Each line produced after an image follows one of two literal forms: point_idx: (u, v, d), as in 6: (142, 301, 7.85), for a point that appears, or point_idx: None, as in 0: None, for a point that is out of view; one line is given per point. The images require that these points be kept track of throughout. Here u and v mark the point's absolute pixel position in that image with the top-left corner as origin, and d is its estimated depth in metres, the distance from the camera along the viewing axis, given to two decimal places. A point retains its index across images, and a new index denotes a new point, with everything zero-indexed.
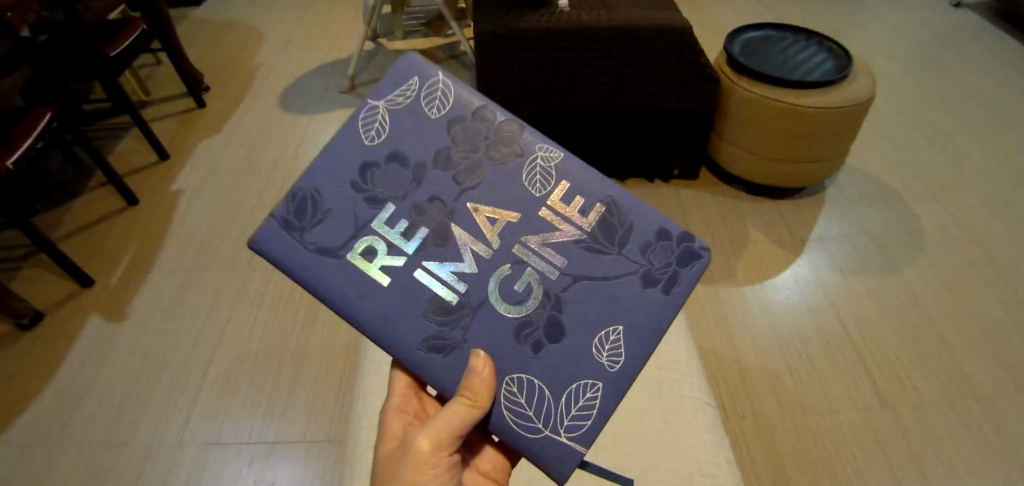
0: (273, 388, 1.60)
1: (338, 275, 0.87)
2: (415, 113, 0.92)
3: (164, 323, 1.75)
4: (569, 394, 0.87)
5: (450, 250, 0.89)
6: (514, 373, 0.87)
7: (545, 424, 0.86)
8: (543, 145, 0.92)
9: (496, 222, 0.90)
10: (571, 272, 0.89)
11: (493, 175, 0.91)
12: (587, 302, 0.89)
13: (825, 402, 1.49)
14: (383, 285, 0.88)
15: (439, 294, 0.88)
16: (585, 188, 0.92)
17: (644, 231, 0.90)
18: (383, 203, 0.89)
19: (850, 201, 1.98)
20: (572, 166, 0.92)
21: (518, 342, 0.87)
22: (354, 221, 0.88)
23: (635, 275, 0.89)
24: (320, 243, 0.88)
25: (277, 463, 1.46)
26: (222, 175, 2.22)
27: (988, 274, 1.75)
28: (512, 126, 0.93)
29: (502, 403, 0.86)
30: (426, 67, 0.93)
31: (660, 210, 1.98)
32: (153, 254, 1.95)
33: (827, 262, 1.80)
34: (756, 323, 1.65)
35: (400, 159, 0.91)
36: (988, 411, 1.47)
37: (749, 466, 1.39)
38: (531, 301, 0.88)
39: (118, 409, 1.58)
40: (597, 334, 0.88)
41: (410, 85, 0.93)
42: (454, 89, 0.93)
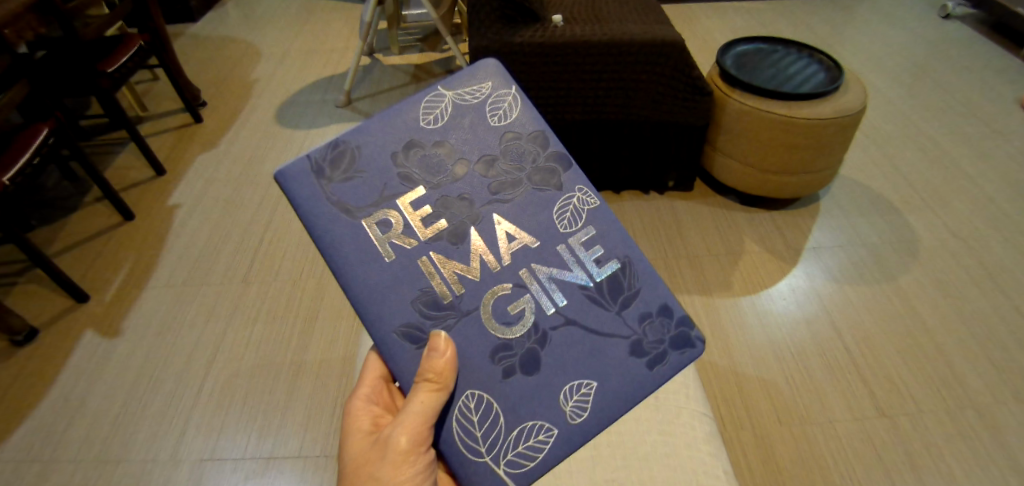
0: (270, 402, 1.59)
1: (348, 235, 0.90)
2: (478, 113, 0.98)
3: (160, 337, 1.75)
4: (522, 430, 0.87)
5: (461, 252, 0.92)
6: (474, 390, 0.87)
7: (488, 453, 0.86)
8: (582, 187, 0.96)
9: (513, 241, 0.93)
10: (566, 313, 0.91)
11: (526, 196, 0.95)
12: (571, 346, 0.90)
13: (822, 411, 1.49)
14: (386, 259, 0.90)
15: (433, 287, 0.90)
16: (611, 240, 0.94)
17: (648, 302, 0.92)
18: (415, 184, 0.94)
19: (844, 211, 2.00)
20: (603, 214, 0.95)
21: (492, 361, 0.88)
22: (381, 190, 0.92)
23: (624, 341, 0.90)
24: (344, 198, 0.91)
25: (272, 479, 1.45)
26: (219, 189, 2.23)
27: (983, 282, 1.76)
28: (558, 161, 0.97)
29: (453, 415, 0.87)
30: (503, 77, 0.99)
31: (654, 221, 1.99)
32: (149, 269, 1.94)
33: (822, 271, 1.81)
34: (752, 332, 1.65)
35: (445, 151, 0.96)
36: (987, 420, 1.47)
37: (747, 477, 1.39)
38: (519, 327, 0.90)
39: (112, 425, 1.57)
40: (570, 381, 0.89)
41: (482, 87, 0.99)
42: (519, 107, 0.98)
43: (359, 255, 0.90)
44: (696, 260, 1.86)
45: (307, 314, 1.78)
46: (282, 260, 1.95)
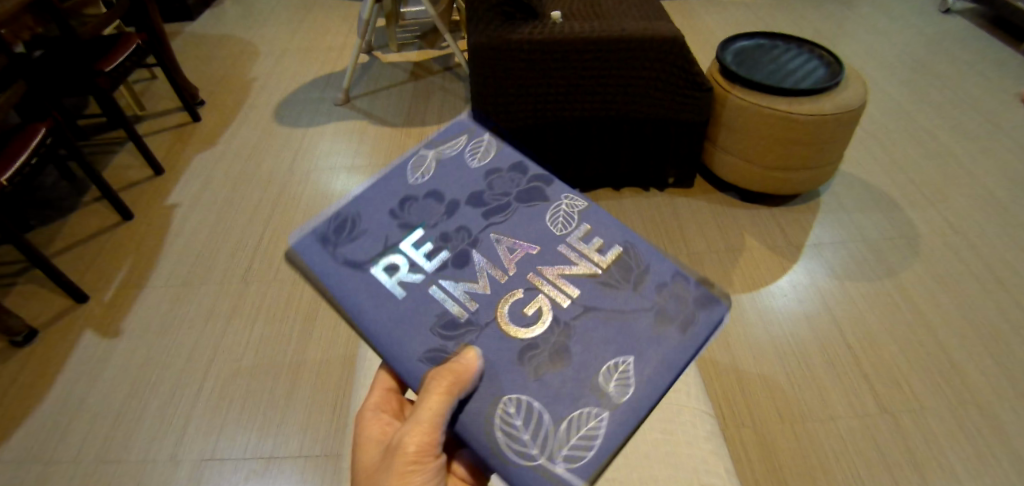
0: (270, 402, 1.59)
1: (356, 289, 0.90)
2: (459, 158, 1.00)
3: (159, 337, 1.74)
4: (570, 421, 0.83)
5: (467, 274, 0.91)
6: (510, 393, 0.85)
7: (541, 451, 0.82)
8: (569, 194, 0.97)
9: (514, 253, 0.92)
10: (583, 302, 0.89)
11: (520, 215, 0.95)
12: (597, 331, 0.88)
13: (824, 408, 1.49)
14: (396, 297, 0.89)
15: (449, 310, 0.89)
16: (611, 231, 0.94)
17: (662, 273, 0.91)
18: (413, 228, 0.94)
19: (845, 207, 1.99)
20: (594, 212, 0.95)
21: (520, 362, 0.86)
22: (383, 242, 0.93)
23: (648, 313, 0.89)
24: (346, 258, 0.92)
25: (273, 479, 1.45)
26: (217, 188, 2.22)
27: (983, 277, 1.76)
28: (542, 179, 0.98)
29: (494, 423, 0.84)
30: (475, 125, 1.04)
31: (654, 218, 1.99)
32: (147, 269, 1.94)
33: (822, 267, 1.81)
34: (753, 329, 1.65)
35: (437, 195, 0.97)
36: (988, 416, 1.46)
37: (748, 474, 1.39)
38: (540, 325, 0.88)
39: (112, 425, 1.56)
40: (605, 363, 0.86)
41: (458, 138, 1.02)
42: (496, 145, 1.02)
43: (368, 299, 0.89)
44: (697, 257, 1.85)
45: (306, 313, 1.78)
46: (281, 259, 1.94)
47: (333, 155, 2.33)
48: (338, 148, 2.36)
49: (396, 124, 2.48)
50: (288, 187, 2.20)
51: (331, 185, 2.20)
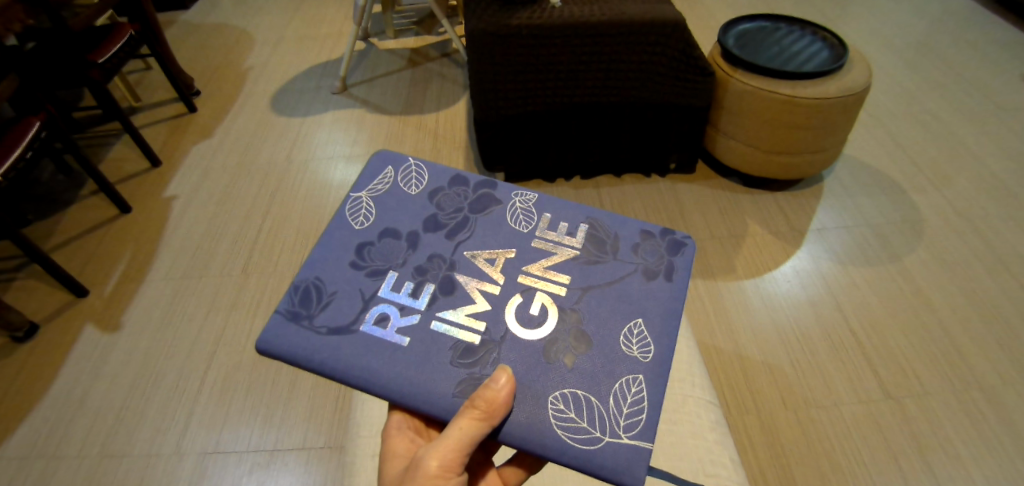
0: (272, 394, 1.58)
1: (357, 351, 0.94)
2: (397, 192, 1.08)
3: (161, 331, 1.74)
4: (616, 395, 0.92)
5: (459, 297, 0.98)
6: (555, 391, 0.92)
7: (603, 430, 0.90)
8: (517, 193, 1.08)
9: (495, 261, 1.01)
10: (578, 286, 0.99)
11: (482, 225, 1.05)
12: (600, 306, 0.98)
13: (828, 394, 1.48)
14: (403, 346, 0.94)
15: (461, 339, 0.95)
16: (569, 216, 1.07)
17: (630, 235, 1.04)
18: (384, 273, 1.00)
19: (849, 191, 1.97)
20: (545, 201, 1.08)
21: (548, 360, 0.94)
22: (361, 296, 0.98)
23: (636, 273, 1.01)
24: (332, 325, 0.96)
25: (277, 471, 1.45)
26: (215, 180, 2.20)
27: (988, 260, 1.75)
28: (486, 187, 1.09)
29: (552, 423, 0.90)
30: (396, 158, 1.13)
31: (656, 205, 1.97)
32: (147, 262, 1.93)
33: (826, 252, 1.79)
34: (756, 316, 1.64)
35: (392, 234, 1.04)
36: (992, 399, 1.46)
37: (752, 461, 1.39)
38: (550, 321, 0.96)
39: (116, 419, 1.56)
40: (622, 331, 0.96)
41: (386, 174, 1.11)
42: (424, 169, 1.12)
43: (371, 355, 0.93)
44: (700, 244, 1.83)
45: None
46: (280, 251, 1.93)
47: (331, 145, 2.31)
48: (336, 138, 2.34)
49: (394, 112, 2.45)
50: (287, 178, 2.18)
51: (329, 175, 2.18)
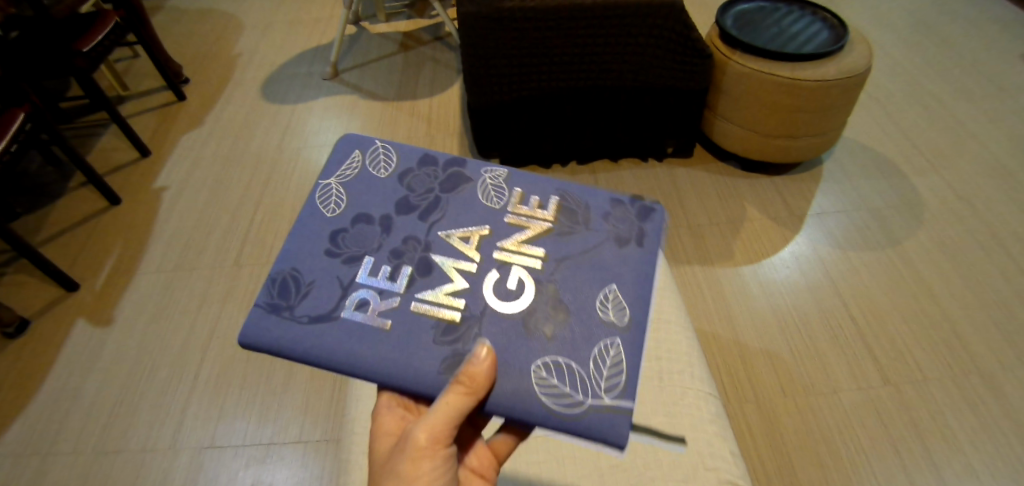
0: (266, 386, 1.57)
1: (342, 341, 0.92)
2: (367, 175, 1.04)
3: (153, 325, 1.72)
4: (596, 360, 0.91)
5: (436, 277, 0.95)
6: (535, 361, 0.90)
7: (585, 394, 0.88)
8: (487, 168, 1.05)
9: (471, 241, 0.98)
10: (554, 258, 0.97)
11: (455, 203, 1.02)
12: (576, 275, 0.96)
13: (827, 381, 1.48)
14: (385, 330, 0.92)
15: (442, 319, 0.93)
16: (539, 189, 1.03)
17: (601, 204, 1.01)
18: (360, 260, 0.97)
19: (849, 174, 1.95)
20: (517, 175, 1.04)
21: (527, 331, 0.92)
22: (339, 284, 0.95)
23: (608, 242, 0.98)
24: (313, 313, 0.93)
25: (274, 465, 1.44)
26: (206, 169, 2.17)
27: (987, 244, 1.73)
28: (456, 164, 1.06)
29: (536, 392, 0.89)
30: (363, 141, 1.08)
31: (653, 189, 1.95)
32: (138, 255, 1.90)
33: (826, 237, 1.78)
34: (755, 301, 1.63)
35: (365, 218, 1.00)
36: (992, 386, 1.45)
37: (752, 448, 1.38)
38: (526, 294, 0.94)
39: (110, 415, 1.55)
40: (599, 297, 0.95)
41: (354, 158, 1.06)
42: (392, 150, 1.07)
43: (351, 342, 0.91)
44: (698, 228, 1.82)
45: None
46: (272, 242, 1.90)
47: (323, 132, 2.27)
48: (328, 125, 2.30)
49: (387, 98, 2.41)
50: (278, 167, 2.15)
51: (321, 164, 2.14)
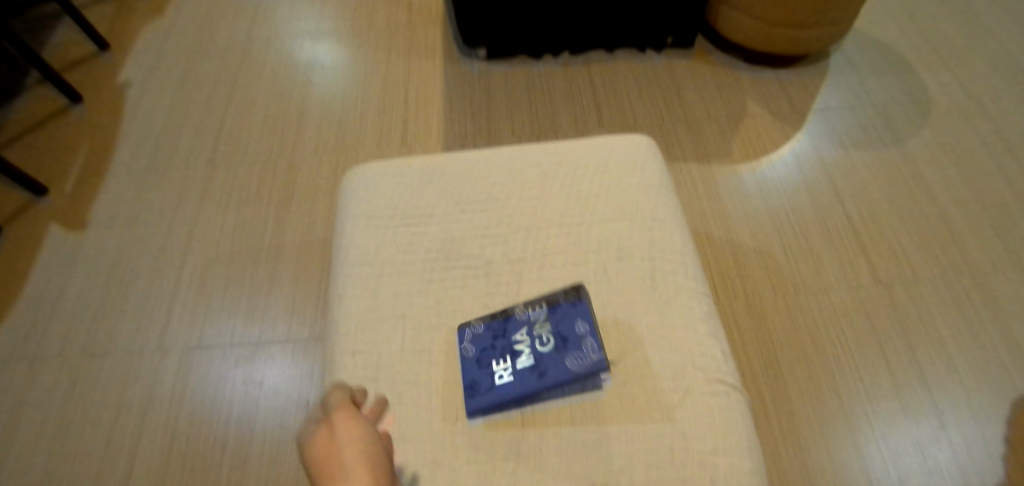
0: (250, 288, 1.54)
1: (457, 393, 0.88)
2: (365, 269, 1.00)
3: (131, 229, 1.66)
4: (582, 339, 0.87)
5: (483, 273, 0.99)
6: (550, 363, 0.85)
7: (591, 350, 0.86)
8: (449, 178, 1.11)
9: (497, 234, 1.03)
10: (544, 225, 1.04)
11: (454, 208, 1.07)
12: (556, 313, 0.90)
13: (818, 281, 1.46)
14: (518, 356, 0.87)
15: (521, 330, 0.89)
16: (497, 174, 1.12)
17: (542, 163, 1.13)
18: (432, 282, 0.98)
19: (856, 70, 1.85)
20: (474, 168, 1.12)
21: (537, 354, 0.87)
22: (475, 356, 0.89)
23: (567, 194, 1.08)
24: (483, 380, 0.86)
25: (262, 363, 1.43)
26: (172, 64, 2.02)
27: (993, 144, 1.66)
28: (418, 193, 1.09)
29: (577, 375, 0.84)
30: (337, 266, 1.02)
31: (650, 85, 1.86)
32: (108, 157, 1.80)
33: (827, 135, 1.71)
34: (750, 201, 1.59)
35: (389, 289, 0.98)
36: (984, 288, 1.43)
37: (740, 345, 1.39)
38: (523, 345, 0.88)
39: (92, 320, 1.51)
40: (567, 306, 0.90)
41: (343, 278, 1.00)
42: (361, 235, 1.04)
43: (487, 404, 0.85)
44: (695, 125, 1.75)
45: (281, 197, 1.69)
46: (249, 140, 1.82)
47: (298, 23, 2.11)
48: (302, 16, 2.13)
49: None
50: (250, 61, 2.01)
51: (297, 57, 2.01)
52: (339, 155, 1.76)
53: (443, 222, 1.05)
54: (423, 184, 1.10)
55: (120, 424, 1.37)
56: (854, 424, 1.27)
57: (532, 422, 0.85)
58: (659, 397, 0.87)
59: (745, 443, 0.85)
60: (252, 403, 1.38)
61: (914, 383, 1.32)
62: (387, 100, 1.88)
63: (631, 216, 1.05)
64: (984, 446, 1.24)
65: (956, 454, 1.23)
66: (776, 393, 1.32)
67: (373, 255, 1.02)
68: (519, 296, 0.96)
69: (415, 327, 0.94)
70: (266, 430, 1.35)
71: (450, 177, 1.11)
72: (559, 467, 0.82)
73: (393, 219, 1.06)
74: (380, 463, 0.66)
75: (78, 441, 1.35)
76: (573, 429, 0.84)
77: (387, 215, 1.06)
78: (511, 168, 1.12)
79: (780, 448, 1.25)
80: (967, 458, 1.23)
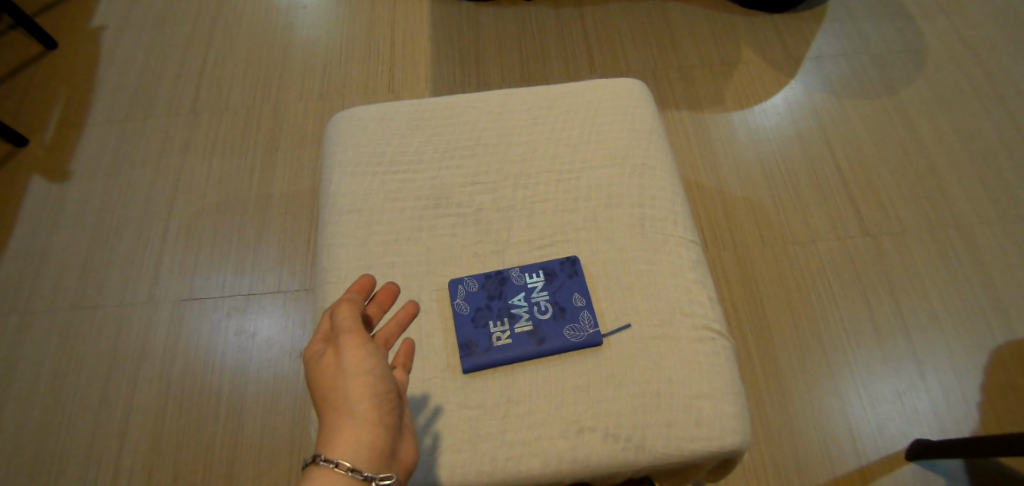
0: (238, 240, 1.53)
1: (447, 339, 0.89)
2: (355, 220, 0.99)
3: (114, 180, 1.63)
4: (580, 311, 0.89)
5: (474, 221, 0.98)
6: (545, 328, 0.88)
7: (589, 323, 0.89)
8: (438, 123, 1.09)
9: (488, 181, 1.02)
10: (535, 172, 1.03)
11: (444, 153, 1.05)
12: (553, 278, 0.92)
13: (806, 231, 1.47)
14: (512, 316, 0.89)
15: (517, 293, 0.91)
16: (485, 118, 1.10)
17: (531, 106, 1.11)
18: (422, 228, 0.98)
19: (853, 15, 1.81)
20: (463, 112, 1.10)
21: (532, 317, 0.89)
22: (471, 314, 0.89)
23: (557, 138, 1.07)
24: (479, 337, 0.88)
25: (255, 314, 1.44)
26: (148, 8, 1.94)
27: (986, 93, 1.65)
28: (406, 140, 1.07)
29: (571, 343, 0.87)
30: (324, 216, 1.01)
31: (643, 30, 1.82)
32: (86, 106, 1.75)
33: (821, 83, 1.69)
34: (742, 150, 1.59)
35: (380, 238, 0.97)
36: (968, 238, 1.45)
37: (727, 294, 1.41)
38: (520, 307, 0.90)
39: (81, 272, 1.51)
40: (565, 274, 0.92)
41: (330, 230, 0.99)
42: (347, 184, 1.02)
43: (482, 364, 0.86)
44: (688, 71, 1.73)
45: (266, 147, 1.66)
46: (230, 87, 1.77)
47: None
48: None
49: None
50: (231, 4, 1.94)
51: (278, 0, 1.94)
52: (324, 103, 1.73)
53: (431, 169, 1.04)
54: (410, 129, 1.08)
55: (115, 375, 1.38)
56: (836, 371, 1.31)
57: (521, 368, 0.86)
58: (647, 345, 0.88)
59: (730, 389, 0.87)
60: (246, 353, 1.40)
61: (895, 333, 1.35)
62: (372, 44, 1.83)
63: (621, 163, 1.04)
64: (960, 392, 1.28)
65: (932, 400, 1.28)
66: (762, 340, 1.35)
67: (360, 201, 1.00)
68: (508, 243, 0.96)
69: (405, 274, 0.94)
70: (260, 380, 1.37)
71: (438, 122, 1.09)
72: (548, 412, 0.83)
73: (381, 165, 1.04)
74: (385, 395, 0.69)
75: (75, 391, 1.36)
76: (563, 375, 0.86)
77: (374, 161, 1.04)
78: (501, 114, 1.10)
79: (764, 394, 1.29)
80: (943, 403, 1.27)
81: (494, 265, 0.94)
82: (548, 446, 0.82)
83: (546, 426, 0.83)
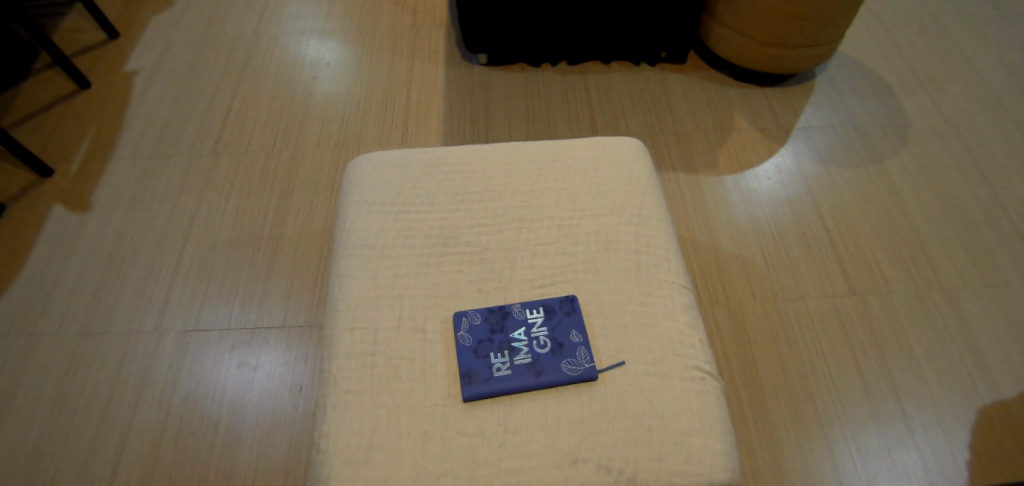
0: (249, 276, 1.58)
1: (450, 369, 0.93)
2: (366, 254, 1.05)
3: (133, 213, 1.70)
4: (576, 347, 0.94)
5: (481, 263, 1.04)
6: (543, 363, 0.92)
7: (585, 358, 0.93)
8: (449, 169, 1.17)
9: (493, 224, 1.09)
10: (538, 218, 1.10)
11: (452, 197, 1.12)
12: (553, 315, 0.97)
13: (796, 288, 1.53)
14: (511, 349, 0.93)
15: (518, 328, 0.96)
16: (494, 167, 1.18)
17: (536, 158, 1.19)
18: (429, 265, 1.03)
19: (839, 91, 1.95)
20: (472, 161, 1.18)
21: (531, 349, 0.93)
22: (472, 345, 0.94)
23: (559, 189, 1.14)
24: (481, 367, 0.92)
25: (258, 348, 1.47)
26: (178, 56, 2.07)
27: (965, 165, 1.75)
28: (419, 183, 1.14)
29: (568, 377, 0.91)
30: (339, 250, 1.07)
31: (643, 97, 1.95)
32: (113, 143, 1.84)
33: (810, 151, 1.80)
34: (735, 210, 1.67)
35: (390, 272, 1.03)
36: (953, 301, 1.50)
37: (719, 347, 1.45)
38: (520, 341, 0.94)
39: (91, 299, 1.54)
40: (563, 312, 0.97)
41: (343, 262, 1.05)
42: (362, 221, 1.09)
43: (483, 393, 0.89)
44: (684, 136, 1.84)
45: (282, 189, 1.74)
46: (252, 132, 1.87)
47: (303, 21, 2.20)
48: (308, 17, 2.21)
49: None
50: (259, 56, 2.08)
51: (302, 55, 2.08)
52: (340, 150, 1.82)
53: (441, 211, 1.10)
54: (423, 175, 1.16)
55: (116, 402, 1.40)
56: (825, 426, 1.33)
57: (520, 399, 0.90)
58: (640, 382, 0.92)
59: (719, 428, 0.90)
60: (246, 387, 1.42)
61: (883, 389, 1.38)
62: (389, 100, 1.95)
63: (618, 213, 1.11)
64: (949, 450, 1.30)
65: (922, 457, 1.29)
66: (754, 393, 1.38)
67: (373, 238, 1.07)
68: (511, 281, 1.02)
69: (413, 307, 0.99)
70: (259, 413, 1.38)
71: (449, 170, 1.17)
72: (544, 442, 0.86)
73: (394, 206, 1.11)
74: None
75: (74, 416, 1.37)
76: (559, 407, 0.89)
77: (387, 202, 1.11)
78: (507, 164, 1.18)
79: (755, 445, 1.31)
80: (932, 461, 1.29)
81: (497, 301, 1.00)
82: (543, 476, 0.85)
83: (542, 456, 0.86)
